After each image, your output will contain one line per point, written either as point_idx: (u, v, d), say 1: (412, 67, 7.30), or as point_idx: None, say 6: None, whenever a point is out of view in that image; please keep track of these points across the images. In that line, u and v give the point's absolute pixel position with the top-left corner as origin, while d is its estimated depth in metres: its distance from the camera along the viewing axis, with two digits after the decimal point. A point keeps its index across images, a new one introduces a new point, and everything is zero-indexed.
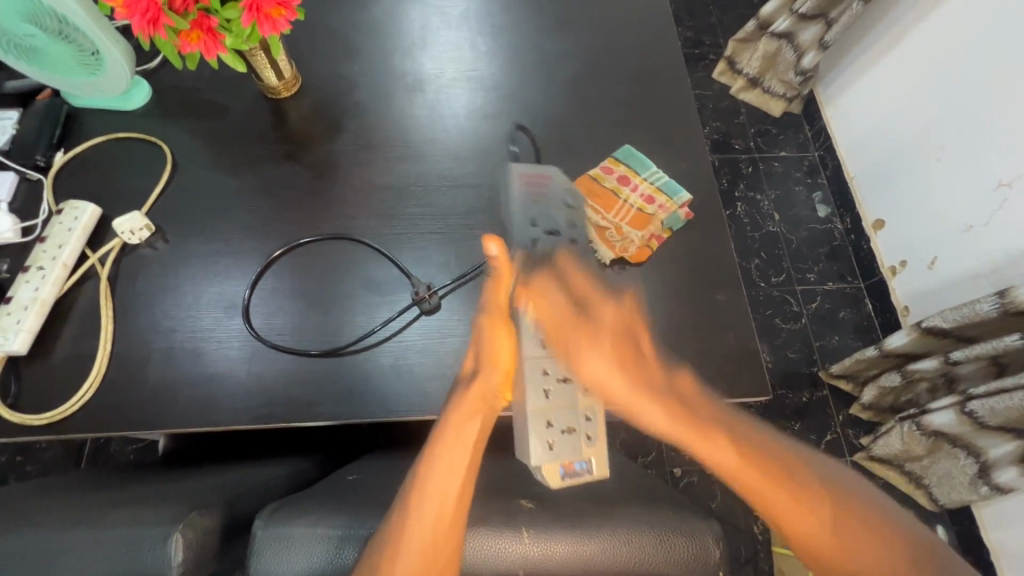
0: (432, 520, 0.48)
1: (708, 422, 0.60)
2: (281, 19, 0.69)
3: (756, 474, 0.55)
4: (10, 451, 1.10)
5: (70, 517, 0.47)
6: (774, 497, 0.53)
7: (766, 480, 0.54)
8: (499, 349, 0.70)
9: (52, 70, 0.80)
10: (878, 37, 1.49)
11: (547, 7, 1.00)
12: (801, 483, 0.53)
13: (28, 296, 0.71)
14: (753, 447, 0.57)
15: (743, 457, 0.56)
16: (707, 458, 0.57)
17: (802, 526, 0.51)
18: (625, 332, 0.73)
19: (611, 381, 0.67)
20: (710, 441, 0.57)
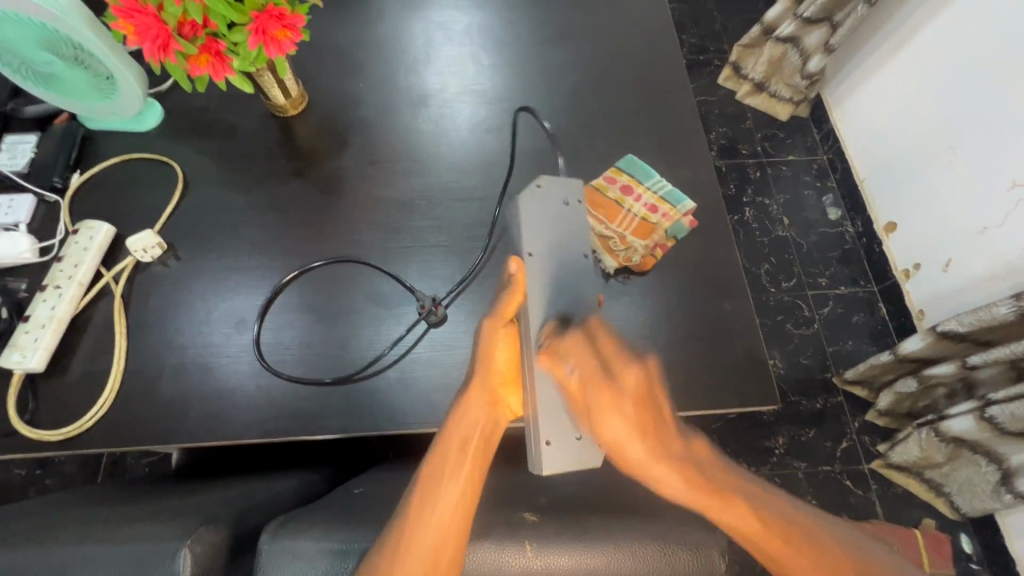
0: (435, 524, 0.48)
1: (720, 481, 0.52)
2: (286, 41, 0.71)
3: (770, 534, 0.50)
4: (31, 465, 1.12)
5: (83, 531, 0.48)
6: (788, 559, 0.49)
7: (779, 539, 0.49)
8: (496, 351, 0.63)
9: (69, 94, 0.83)
10: (884, 39, 1.48)
11: (549, 20, 1.01)
12: (817, 542, 0.50)
13: (45, 315, 0.73)
14: (766, 501, 0.52)
15: (761, 521, 0.50)
16: (726, 522, 0.50)
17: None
18: (650, 397, 0.57)
19: (631, 445, 0.54)
20: (731, 504, 0.50)
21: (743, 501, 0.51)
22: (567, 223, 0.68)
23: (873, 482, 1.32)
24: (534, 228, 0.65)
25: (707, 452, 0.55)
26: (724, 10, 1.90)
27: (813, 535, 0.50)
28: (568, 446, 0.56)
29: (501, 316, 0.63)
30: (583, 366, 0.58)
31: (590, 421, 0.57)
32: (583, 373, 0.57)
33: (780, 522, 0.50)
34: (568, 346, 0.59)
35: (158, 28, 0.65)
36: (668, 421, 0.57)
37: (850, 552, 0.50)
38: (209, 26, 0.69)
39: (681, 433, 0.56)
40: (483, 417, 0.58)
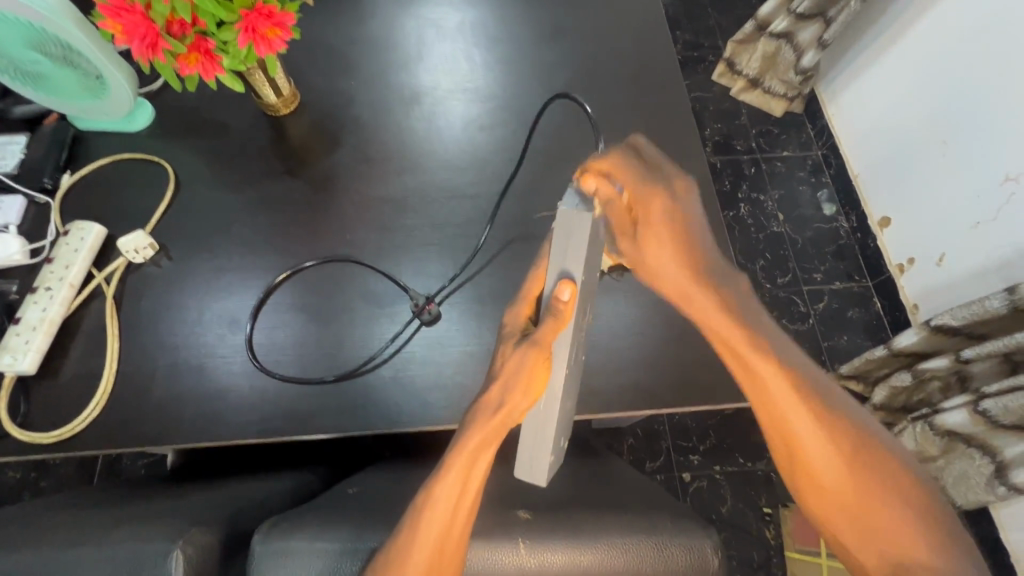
0: (431, 554, 0.46)
1: (755, 326, 0.55)
2: (276, 40, 0.70)
3: (790, 390, 0.52)
4: (26, 468, 1.12)
5: (73, 535, 0.47)
6: (800, 419, 0.52)
7: (797, 401, 0.52)
8: (535, 377, 0.52)
9: (58, 93, 0.82)
10: (877, 34, 1.49)
11: (542, 17, 1.01)
12: (832, 415, 0.52)
13: (36, 317, 0.72)
14: (796, 368, 0.53)
15: (788, 374, 0.52)
16: (749, 365, 0.54)
17: (812, 450, 0.52)
18: (685, 220, 0.62)
19: (669, 270, 0.61)
20: (755, 349, 0.54)
21: (765, 350, 0.54)
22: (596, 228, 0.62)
23: None
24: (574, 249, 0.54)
25: (747, 295, 0.58)
26: (718, 6, 1.90)
27: (830, 400, 0.52)
28: (558, 458, 0.56)
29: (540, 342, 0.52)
30: (627, 173, 0.63)
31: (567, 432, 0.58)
32: (630, 186, 0.61)
33: (796, 386, 0.52)
34: (613, 165, 0.63)
35: (146, 27, 0.65)
36: (699, 245, 0.61)
37: (855, 425, 0.52)
38: (199, 24, 0.68)
39: (716, 270, 0.60)
40: (494, 429, 0.51)
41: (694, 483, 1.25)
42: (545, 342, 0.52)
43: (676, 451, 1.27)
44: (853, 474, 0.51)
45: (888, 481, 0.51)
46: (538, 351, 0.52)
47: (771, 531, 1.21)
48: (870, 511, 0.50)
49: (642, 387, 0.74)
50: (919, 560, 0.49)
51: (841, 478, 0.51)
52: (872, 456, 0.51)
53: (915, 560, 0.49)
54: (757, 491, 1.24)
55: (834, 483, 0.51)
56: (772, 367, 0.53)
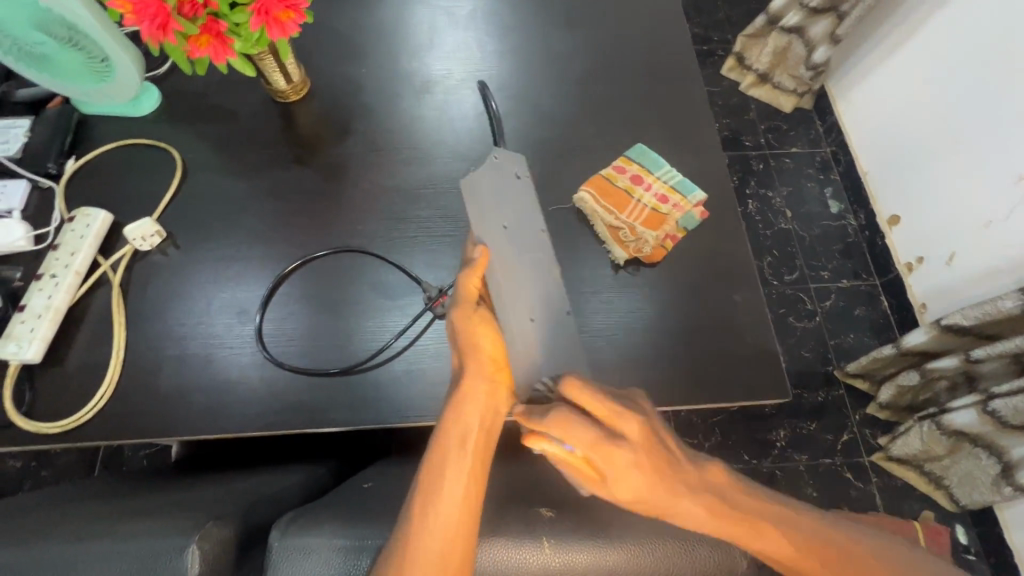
0: (444, 530, 0.45)
1: (743, 507, 0.45)
2: (290, 22, 0.68)
3: (809, 561, 0.45)
4: (26, 457, 1.11)
5: (83, 530, 0.46)
6: None
7: (818, 566, 0.45)
8: (478, 336, 0.57)
9: (62, 77, 0.80)
10: (890, 30, 1.47)
11: (556, 5, 0.99)
12: (858, 566, 0.46)
13: (41, 305, 0.71)
14: (761, 500, 0.46)
15: (802, 552, 0.45)
16: (760, 552, 0.46)
17: None
18: (654, 450, 0.44)
19: (643, 497, 0.44)
20: (704, 503, 0.45)
21: (716, 502, 0.45)
22: (519, 198, 0.66)
23: (874, 475, 1.33)
24: (498, 205, 0.65)
25: (725, 480, 0.46)
26: None
27: (784, 513, 0.46)
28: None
29: (462, 301, 0.59)
30: (575, 437, 0.43)
31: (572, 381, 0.60)
32: (584, 449, 0.43)
33: (747, 514, 0.45)
34: (558, 427, 0.44)
35: (156, 7, 0.63)
36: (678, 453, 0.46)
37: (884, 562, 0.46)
38: (210, 5, 0.66)
39: (693, 458, 0.46)
40: (480, 409, 0.53)
41: None
42: (466, 295, 0.59)
43: None
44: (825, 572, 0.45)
45: None
46: (465, 307, 0.58)
47: None
48: None
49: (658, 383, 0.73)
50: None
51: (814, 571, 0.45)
52: None
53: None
54: None
55: None
56: (722, 512, 0.45)
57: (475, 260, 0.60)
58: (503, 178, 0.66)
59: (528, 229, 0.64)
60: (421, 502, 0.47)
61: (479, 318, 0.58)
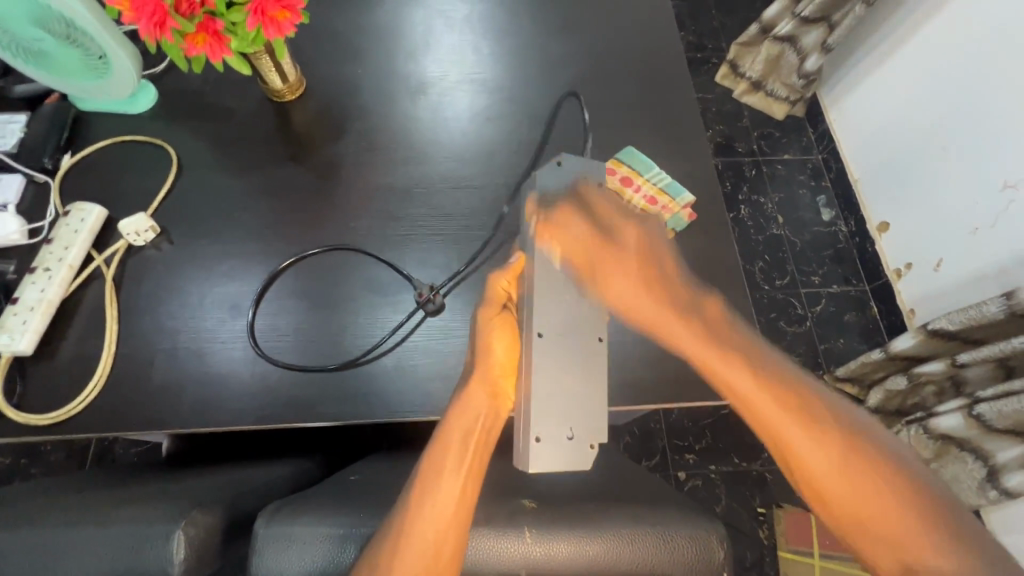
0: (436, 518, 0.48)
1: (729, 343, 0.56)
2: (285, 23, 0.69)
3: (773, 397, 0.52)
4: (16, 453, 1.11)
5: (70, 516, 0.46)
6: (785, 426, 0.52)
7: (780, 406, 0.52)
8: (495, 339, 0.63)
9: (59, 73, 0.81)
10: (879, 40, 1.50)
11: (550, 10, 1.01)
12: (812, 410, 0.52)
13: (34, 297, 0.71)
14: (774, 374, 0.53)
15: (762, 386, 0.53)
16: (726, 380, 0.54)
17: (812, 461, 0.51)
18: (650, 257, 0.63)
19: (641, 305, 0.60)
20: (732, 362, 0.54)
21: (744, 365, 0.54)
22: (576, 212, 0.67)
23: None
24: (537, 216, 0.67)
25: (720, 318, 0.59)
26: (722, 8, 1.90)
27: (757, 359, 0.55)
28: (560, 447, 0.57)
29: (494, 302, 0.65)
30: (574, 234, 0.64)
31: (581, 421, 0.59)
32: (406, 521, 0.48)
33: (778, 396, 0.52)
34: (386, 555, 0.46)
35: (154, 5, 0.64)
36: (677, 294, 0.61)
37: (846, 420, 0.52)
38: (207, 5, 0.67)
39: (688, 302, 0.60)
40: (482, 410, 0.57)
41: (690, 481, 1.25)
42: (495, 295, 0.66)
43: (672, 450, 1.27)
44: (855, 476, 0.49)
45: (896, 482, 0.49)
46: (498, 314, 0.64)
47: (764, 531, 1.21)
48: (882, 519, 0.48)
49: (645, 382, 0.74)
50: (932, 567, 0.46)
51: (839, 481, 0.50)
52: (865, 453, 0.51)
53: (926, 563, 0.47)
54: (751, 491, 1.25)
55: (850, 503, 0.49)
56: (750, 379, 0.53)
57: (509, 264, 0.66)
58: (549, 189, 0.68)
59: (572, 247, 0.65)
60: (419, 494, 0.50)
61: (506, 330, 0.63)
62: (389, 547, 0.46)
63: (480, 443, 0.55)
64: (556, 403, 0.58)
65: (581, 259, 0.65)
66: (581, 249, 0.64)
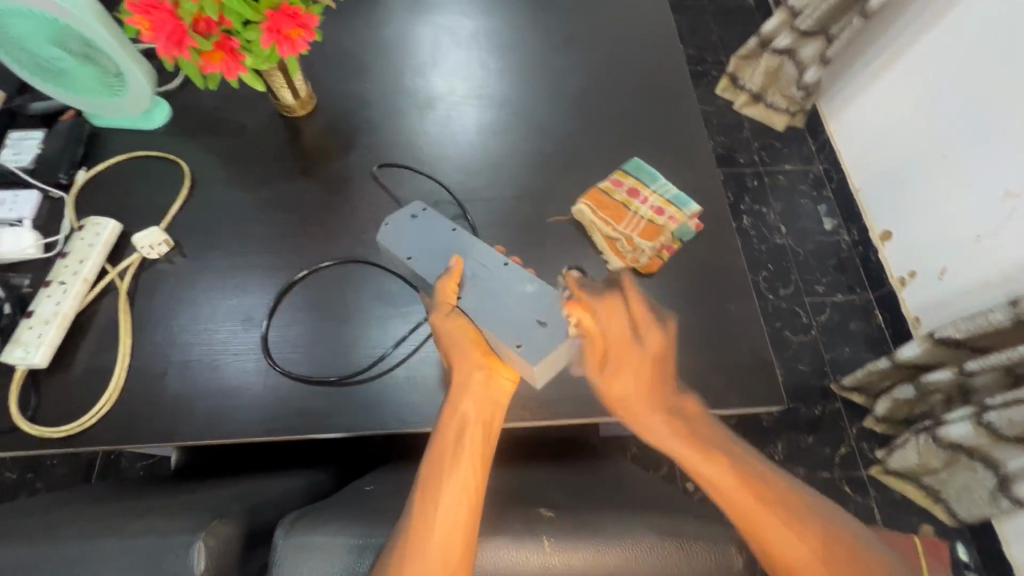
0: (447, 515, 0.49)
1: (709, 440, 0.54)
2: (300, 40, 0.71)
3: (749, 496, 0.49)
4: (21, 468, 1.11)
5: (86, 530, 0.46)
6: (766, 522, 0.48)
7: (758, 502, 0.49)
8: (454, 332, 0.65)
9: (76, 91, 0.83)
10: (878, 52, 1.52)
11: (555, 25, 1.03)
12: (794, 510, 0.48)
13: (49, 311, 0.72)
14: (748, 469, 0.51)
15: (743, 479, 0.50)
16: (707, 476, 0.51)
17: (789, 552, 0.47)
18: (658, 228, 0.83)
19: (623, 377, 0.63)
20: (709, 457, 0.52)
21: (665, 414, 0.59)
22: (433, 232, 0.74)
23: (872, 488, 1.34)
24: (410, 241, 0.74)
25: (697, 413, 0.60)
26: (721, 23, 1.94)
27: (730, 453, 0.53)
28: (539, 335, 0.62)
29: (444, 304, 0.66)
30: (607, 201, 0.83)
31: (547, 308, 0.64)
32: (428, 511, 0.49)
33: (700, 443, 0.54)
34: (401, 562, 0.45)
35: (173, 24, 0.66)
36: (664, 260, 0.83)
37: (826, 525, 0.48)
38: (225, 22, 0.68)
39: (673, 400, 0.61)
40: (476, 407, 0.60)
41: (698, 492, 1.24)
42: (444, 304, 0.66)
43: None
44: (773, 516, 0.48)
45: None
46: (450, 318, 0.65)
47: None
48: None
49: None
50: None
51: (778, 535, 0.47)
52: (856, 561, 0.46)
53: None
54: None
55: None
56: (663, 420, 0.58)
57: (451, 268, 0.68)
58: (401, 225, 0.75)
59: (439, 240, 0.73)
60: (426, 487, 0.51)
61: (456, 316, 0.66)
62: (403, 556, 0.45)
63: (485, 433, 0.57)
64: (509, 312, 0.64)
65: (458, 238, 0.72)
66: (612, 211, 0.82)
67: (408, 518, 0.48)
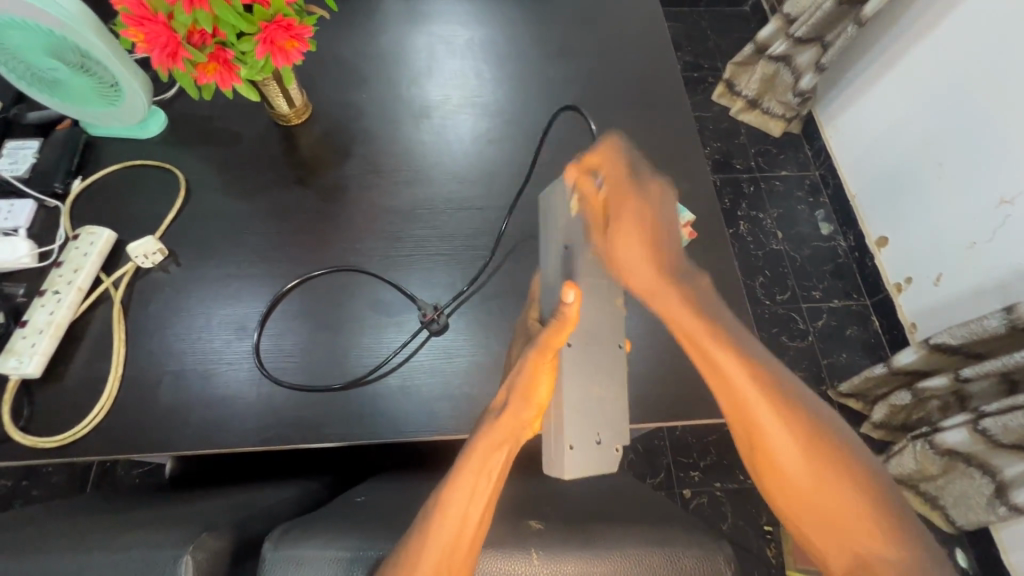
0: (450, 542, 0.47)
1: (716, 323, 0.58)
2: (294, 51, 0.71)
3: (749, 382, 0.53)
4: (17, 476, 1.11)
5: (75, 543, 0.46)
6: (760, 409, 0.53)
7: (756, 389, 0.53)
8: (538, 383, 0.59)
9: (72, 101, 0.83)
10: (872, 60, 1.53)
11: (550, 34, 1.03)
12: (789, 401, 0.53)
13: (43, 320, 0.72)
14: (756, 362, 0.55)
15: (747, 368, 0.54)
16: (711, 359, 0.56)
17: (775, 442, 0.52)
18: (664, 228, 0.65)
19: (638, 269, 0.63)
20: (715, 342, 0.56)
21: (728, 345, 0.56)
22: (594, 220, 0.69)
23: None
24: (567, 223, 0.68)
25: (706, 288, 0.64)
26: (718, 29, 1.95)
27: (734, 339, 0.57)
28: (590, 451, 0.59)
29: (544, 348, 0.60)
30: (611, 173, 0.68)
31: (608, 426, 0.60)
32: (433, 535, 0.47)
33: (763, 386, 0.53)
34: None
35: (166, 37, 0.66)
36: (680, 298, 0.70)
37: (817, 418, 0.52)
38: (219, 35, 0.69)
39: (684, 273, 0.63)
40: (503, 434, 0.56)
41: (695, 499, 1.24)
42: (546, 348, 0.60)
43: (677, 467, 1.27)
44: (768, 408, 0.52)
45: (854, 476, 0.50)
46: (541, 356, 0.60)
47: (772, 550, 1.20)
48: (822, 507, 0.49)
49: (650, 400, 0.74)
50: (880, 555, 0.47)
51: (810, 478, 0.50)
52: (834, 454, 0.51)
53: (883, 559, 0.47)
54: (758, 508, 1.24)
55: (804, 482, 0.50)
56: (732, 357, 0.55)
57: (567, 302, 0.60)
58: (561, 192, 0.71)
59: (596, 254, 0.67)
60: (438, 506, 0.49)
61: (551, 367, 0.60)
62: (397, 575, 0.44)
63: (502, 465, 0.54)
64: (591, 412, 0.60)
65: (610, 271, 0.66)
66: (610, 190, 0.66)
67: (407, 543, 0.47)
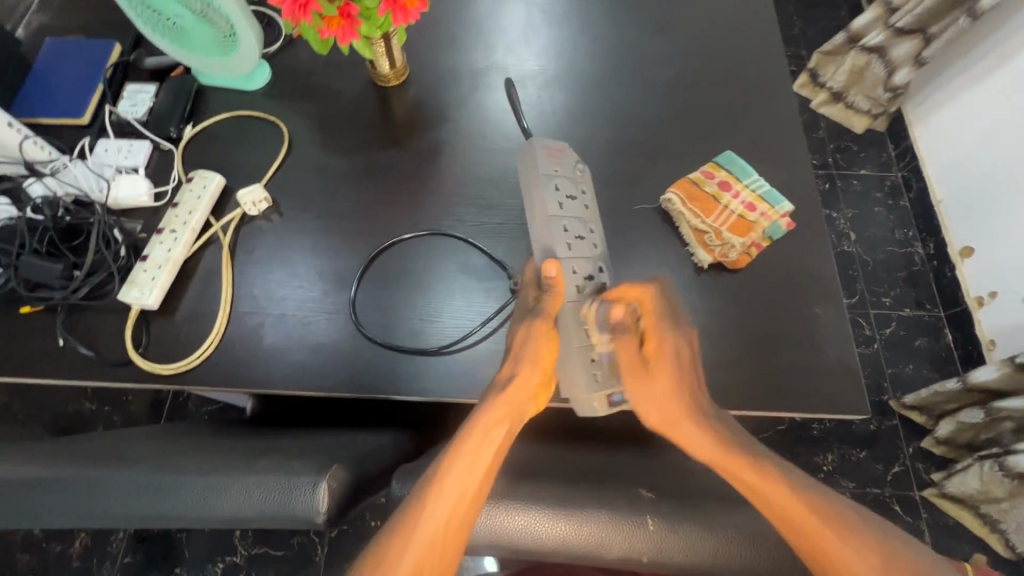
0: (435, 523, 0.47)
1: (756, 457, 0.52)
2: (413, 11, 0.72)
3: (801, 508, 0.48)
4: (101, 400, 1.21)
5: (209, 463, 0.49)
6: (821, 536, 0.47)
7: (808, 513, 0.48)
8: (539, 346, 0.60)
9: (191, 49, 0.86)
10: (979, 56, 1.43)
11: (649, 7, 1.00)
12: (844, 524, 0.48)
13: (161, 256, 0.76)
14: (807, 489, 0.49)
15: (794, 492, 0.49)
16: (755, 487, 0.50)
17: (848, 567, 0.46)
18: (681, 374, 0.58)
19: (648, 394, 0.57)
20: (759, 472, 0.50)
21: (768, 470, 0.50)
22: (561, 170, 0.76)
23: (924, 510, 1.30)
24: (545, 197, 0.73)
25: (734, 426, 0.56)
26: (805, 15, 1.85)
27: (777, 470, 0.51)
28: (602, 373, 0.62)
29: (549, 318, 0.62)
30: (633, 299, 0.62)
31: None
32: (423, 511, 0.48)
33: (809, 502, 0.49)
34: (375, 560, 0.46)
35: None
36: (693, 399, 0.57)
37: (880, 540, 0.47)
38: None
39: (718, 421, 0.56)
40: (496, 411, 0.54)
41: None
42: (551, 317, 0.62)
43: None
44: (824, 523, 0.47)
45: None
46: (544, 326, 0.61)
47: None
48: None
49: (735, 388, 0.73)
50: None
51: None
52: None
53: None
54: None
55: None
56: (785, 485, 0.49)
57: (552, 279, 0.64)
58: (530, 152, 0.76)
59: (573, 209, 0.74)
60: (435, 476, 0.49)
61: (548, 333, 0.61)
62: (389, 539, 0.47)
63: (502, 441, 0.52)
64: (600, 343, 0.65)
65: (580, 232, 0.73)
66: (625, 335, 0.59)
67: (408, 508, 0.49)
